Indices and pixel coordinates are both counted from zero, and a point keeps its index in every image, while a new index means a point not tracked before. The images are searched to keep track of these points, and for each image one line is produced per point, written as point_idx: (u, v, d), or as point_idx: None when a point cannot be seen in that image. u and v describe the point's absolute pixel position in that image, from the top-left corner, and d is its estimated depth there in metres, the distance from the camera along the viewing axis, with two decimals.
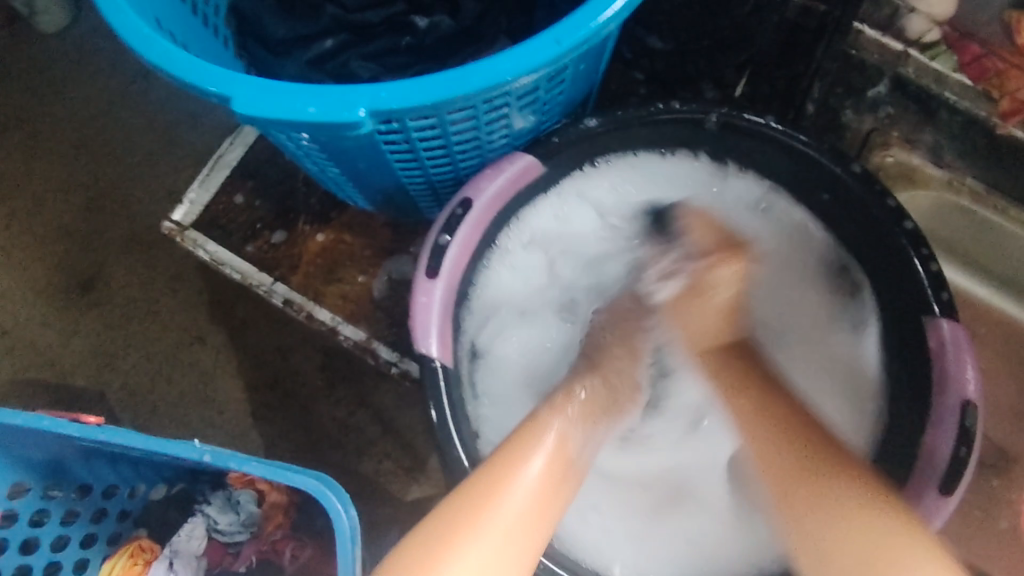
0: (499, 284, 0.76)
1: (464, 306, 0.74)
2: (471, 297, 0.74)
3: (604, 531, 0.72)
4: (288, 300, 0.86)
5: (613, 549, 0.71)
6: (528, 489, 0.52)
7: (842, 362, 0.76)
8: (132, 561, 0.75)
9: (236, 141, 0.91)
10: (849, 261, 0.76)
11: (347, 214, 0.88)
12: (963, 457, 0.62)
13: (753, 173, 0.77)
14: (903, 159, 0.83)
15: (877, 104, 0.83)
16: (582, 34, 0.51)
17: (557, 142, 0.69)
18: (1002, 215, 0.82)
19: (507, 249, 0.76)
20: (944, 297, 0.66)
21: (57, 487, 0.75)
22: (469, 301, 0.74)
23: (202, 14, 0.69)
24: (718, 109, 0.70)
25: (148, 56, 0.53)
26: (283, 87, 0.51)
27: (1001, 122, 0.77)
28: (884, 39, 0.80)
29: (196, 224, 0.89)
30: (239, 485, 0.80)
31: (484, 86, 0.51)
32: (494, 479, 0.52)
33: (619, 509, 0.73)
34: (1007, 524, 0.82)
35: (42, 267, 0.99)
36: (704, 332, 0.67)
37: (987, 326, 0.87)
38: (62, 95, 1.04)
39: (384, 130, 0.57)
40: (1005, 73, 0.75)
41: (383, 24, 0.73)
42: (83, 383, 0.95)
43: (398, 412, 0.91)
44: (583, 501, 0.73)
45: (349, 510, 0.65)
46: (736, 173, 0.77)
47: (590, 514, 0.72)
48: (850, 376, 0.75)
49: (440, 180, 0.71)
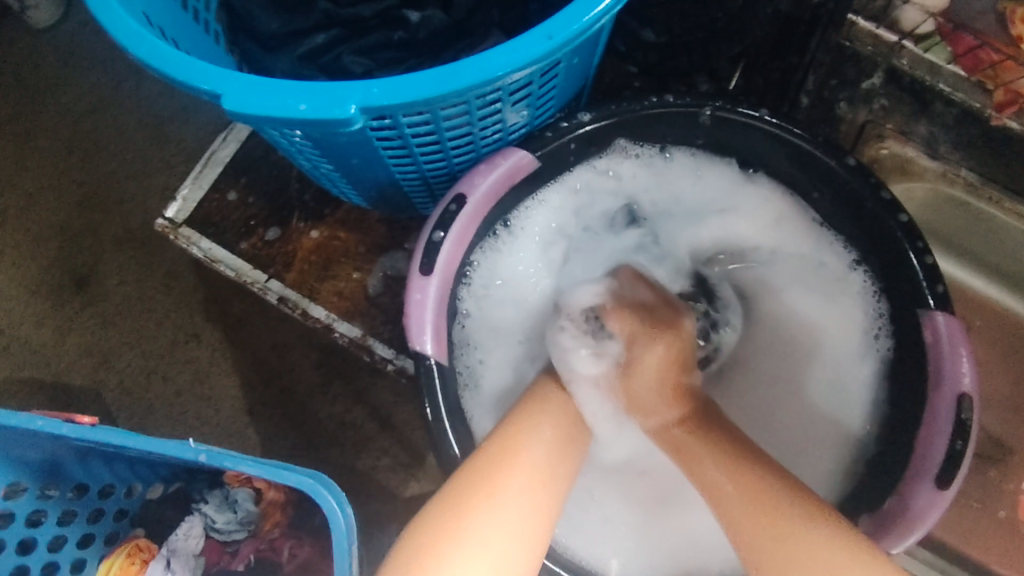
0: (505, 321, 0.76)
1: (468, 266, 0.74)
2: (476, 260, 0.74)
3: (603, 521, 0.73)
4: (283, 298, 0.87)
5: (609, 537, 0.72)
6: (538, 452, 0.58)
7: (844, 376, 0.75)
8: (130, 560, 0.74)
9: (229, 138, 0.91)
10: (874, 295, 0.73)
11: (341, 211, 0.88)
12: (959, 451, 0.62)
13: (764, 175, 0.76)
14: (898, 152, 0.83)
15: (871, 96, 0.82)
16: (575, 28, 0.51)
17: (551, 136, 0.69)
18: (999, 207, 0.82)
19: (515, 223, 0.76)
20: (940, 290, 0.66)
21: (54, 487, 0.75)
22: (474, 264, 0.74)
23: (192, 9, 0.68)
24: (712, 103, 0.70)
25: (136, 53, 0.52)
26: (273, 84, 0.51)
27: (996, 113, 0.77)
28: (878, 31, 0.78)
29: (190, 220, 0.90)
30: (236, 484, 0.79)
31: (476, 82, 0.51)
32: (506, 443, 0.58)
33: (615, 497, 0.73)
34: (1003, 514, 0.82)
35: (35, 265, 0.99)
36: (647, 411, 0.64)
37: (983, 320, 0.87)
38: (54, 92, 1.03)
39: (376, 126, 0.57)
40: (1000, 65, 0.74)
41: (375, 18, 0.72)
42: (78, 381, 0.95)
43: (395, 407, 0.91)
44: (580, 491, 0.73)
45: (344, 508, 0.65)
46: (747, 176, 0.77)
47: (589, 504, 0.73)
48: (825, 291, 0.76)
49: (434, 176, 0.70)
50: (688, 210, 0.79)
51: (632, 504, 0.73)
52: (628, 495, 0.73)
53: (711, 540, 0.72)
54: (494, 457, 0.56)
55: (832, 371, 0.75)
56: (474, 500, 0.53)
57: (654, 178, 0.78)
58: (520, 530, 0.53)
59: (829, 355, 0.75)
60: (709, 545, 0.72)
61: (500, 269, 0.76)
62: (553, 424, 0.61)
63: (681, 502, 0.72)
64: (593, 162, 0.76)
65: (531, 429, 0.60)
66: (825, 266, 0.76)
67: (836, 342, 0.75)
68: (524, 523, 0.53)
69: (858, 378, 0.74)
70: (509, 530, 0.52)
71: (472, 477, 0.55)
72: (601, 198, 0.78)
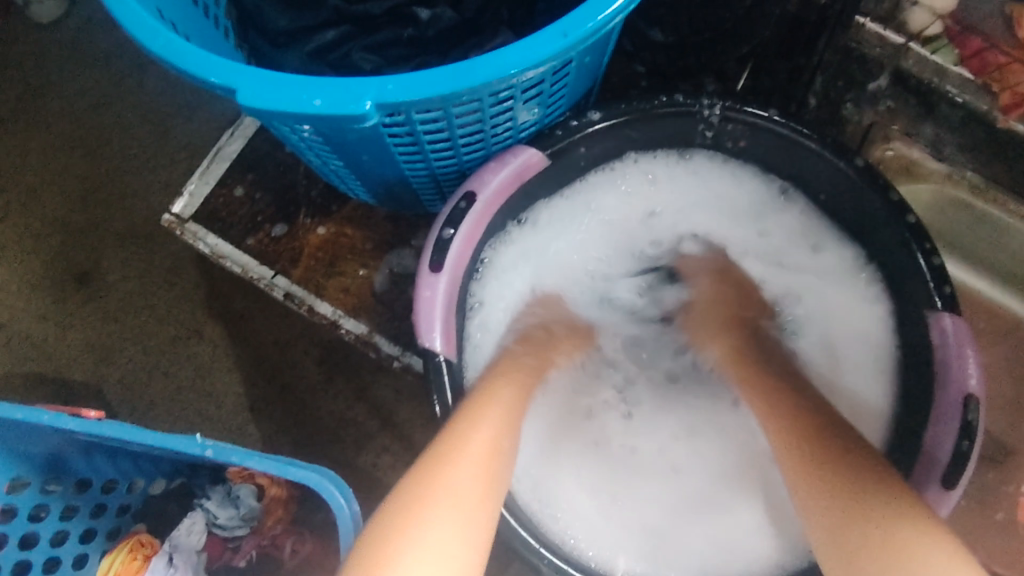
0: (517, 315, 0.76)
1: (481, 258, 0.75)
2: (490, 252, 0.76)
3: (621, 524, 0.73)
4: (290, 294, 0.87)
5: (626, 539, 0.72)
6: (480, 445, 0.56)
7: (857, 375, 0.75)
8: (132, 556, 0.74)
9: (235, 134, 0.91)
10: (879, 302, 0.74)
11: (348, 208, 0.88)
12: (966, 450, 0.62)
13: (778, 178, 0.77)
14: (903, 153, 0.85)
15: (877, 97, 0.82)
16: (589, 26, 0.51)
17: (560, 135, 0.69)
18: (1004, 211, 0.82)
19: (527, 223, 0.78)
20: (947, 291, 0.66)
21: (56, 482, 0.74)
22: (488, 257, 0.76)
23: (202, 5, 0.68)
24: (722, 102, 0.70)
25: (151, 47, 0.52)
26: (286, 79, 0.51)
27: (1002, 116, 0.75)
28: (885, 32, 0.77)
29: (196, 216, 0.90)
30: (239, 480, 0.80)
31: (490, 79, 0.51)
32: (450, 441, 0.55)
33: (633, 498, 0.74)
34: (1003, 516, 0.82)
35: (38, 259, 0.99)
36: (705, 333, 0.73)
37: (987, 321, 0.88)
38: (58, 86, 1.03)
39: (388, 123, 0.57)
40: (1006, 68, 0.73)
41: (385, 16, 0.72)
42: (79, 376, 0.95)
43: (397, 404, 0.91)
44: (599, 493, 0.74)
45: (352, 503, 0.66)
46: (760, 178, 0.78)
47: (608, 506, 0.73)
48: (831, 286, 0.77)
49: (444, 173, 0.70)
50: (707, 212, 0.80)
51: (651, 506, 0.74)
52: (648, 497, 0.74)
53: (732, 538, 0.72)
54: (430, 462, 0.54)
55: (845, 367, 0.75)
56: (417, 506, 0.51)
57: (677, 178, 0.79)
58: (466, 531, 0.51)
59: (844, 352, 0.75)
60: (729, 543, 0.72)
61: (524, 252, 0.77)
62: (502, 413, 0.60)
63: (705, 504, 0.74)
64: (604, 165, 0.77)
65: (483, 423, 0.58)
66: (839, 265, 0.77)
67: (847, 338, 0.76)
68: (471, 529, 0.51)
69: (869, 377, 0.74)
70: (455, 537, 0.50)
71: (413, 483, 0.53)
72: (623, 196, 0.79)
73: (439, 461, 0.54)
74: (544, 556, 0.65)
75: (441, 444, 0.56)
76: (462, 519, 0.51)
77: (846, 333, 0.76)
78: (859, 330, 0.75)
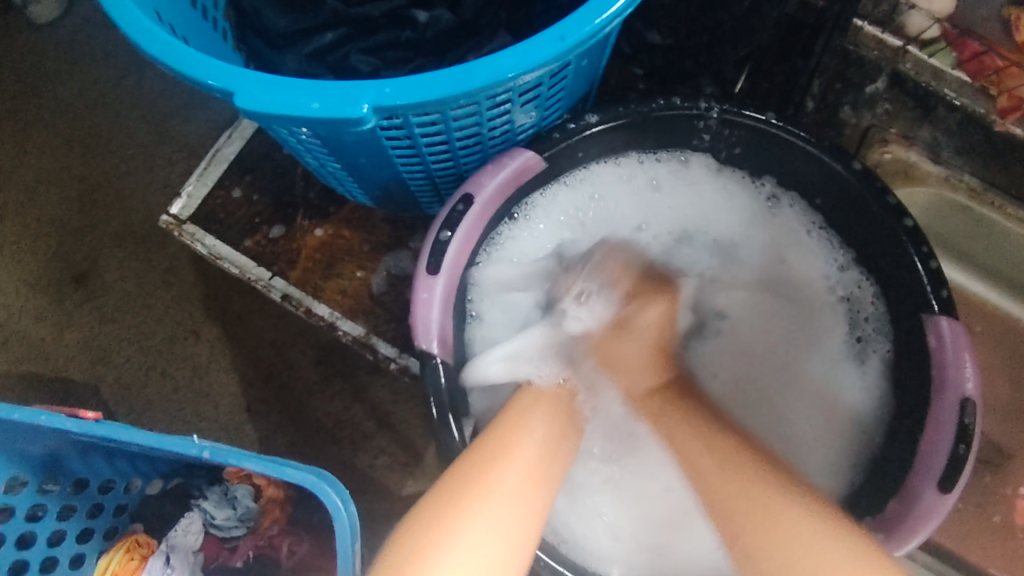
0: (513, 316, 0.76)
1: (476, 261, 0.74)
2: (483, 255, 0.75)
3: (619, 528, 0.73)
4: (287, 296, 0.86)
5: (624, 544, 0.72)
6: (525, 457, 0.54)
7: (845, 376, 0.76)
8: (129, 556, 0.74)
9: (233, 135, 0.91)
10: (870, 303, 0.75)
11: (346, 210, 0.88)
12: (961, 455, 0.62)
13: (770, 178, 0.77)
14: (901, 156, 0.83)
15: (874, 100, 0.83)
16: (587, 30, 0.51)
17: (559, 137, 0.69)
18: (999, 212, 0.81)
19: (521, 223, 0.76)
20: (943, 295, 0.66)
21: (54, 482, 0.74)
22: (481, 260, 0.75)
23: (201, 7, 0.68)
24: (720, 105, 0.70)
25: (149, 49, 0.52)
26: (284, 82, 0.51)
27: (999, 120, 0.80)
28: (883, 35, 0.81)
29: (194, 217, 0.89)
30: (236, 480, 0.80)
31: (487, 83, 0.51)
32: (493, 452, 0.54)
33: (633, 501, 0.74)
34: (999, 518, 0.83)
35: (36, 260, 0.99)
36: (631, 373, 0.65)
37: (983, 325, 0.88)
38: (55, 86, 1.03)
39: (385, 126, 0.57)
40: (1004, 71, 0.77)
41: (383, 18, 0.72)
42: (77, 376, 0.95)
43: (394, 406, 0.91)
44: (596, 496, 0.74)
45: (349, 507, 0.64)
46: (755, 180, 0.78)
47: (609, 512, 0.73)
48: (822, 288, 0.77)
49: (441, 175, 0.70)
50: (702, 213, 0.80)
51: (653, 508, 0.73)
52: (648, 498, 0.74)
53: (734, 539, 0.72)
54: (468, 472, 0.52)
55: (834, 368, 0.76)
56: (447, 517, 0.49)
57: (673, 183, 0.79)
58: (506, 544, 0.49)
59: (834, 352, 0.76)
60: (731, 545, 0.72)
61: (516, 249, 0.76)
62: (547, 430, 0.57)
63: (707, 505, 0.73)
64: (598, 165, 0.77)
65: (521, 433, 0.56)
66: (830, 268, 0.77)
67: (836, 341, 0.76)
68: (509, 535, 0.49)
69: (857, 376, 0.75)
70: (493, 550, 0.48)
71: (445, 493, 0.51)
72: (620, 195, 0.79)
73: (475, 476, 0.52)
74: (541, 557, 0.65)
75: (480, 455, 0.54)
76: (502, 528, 0.49)
77: (829, 342, 0.77)
78: (837, 339, 0.76)
